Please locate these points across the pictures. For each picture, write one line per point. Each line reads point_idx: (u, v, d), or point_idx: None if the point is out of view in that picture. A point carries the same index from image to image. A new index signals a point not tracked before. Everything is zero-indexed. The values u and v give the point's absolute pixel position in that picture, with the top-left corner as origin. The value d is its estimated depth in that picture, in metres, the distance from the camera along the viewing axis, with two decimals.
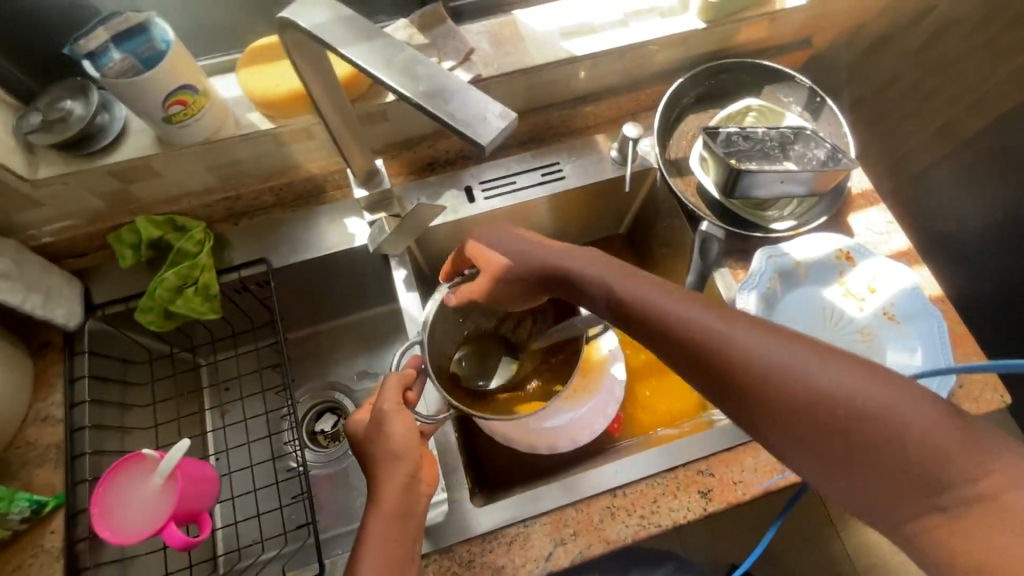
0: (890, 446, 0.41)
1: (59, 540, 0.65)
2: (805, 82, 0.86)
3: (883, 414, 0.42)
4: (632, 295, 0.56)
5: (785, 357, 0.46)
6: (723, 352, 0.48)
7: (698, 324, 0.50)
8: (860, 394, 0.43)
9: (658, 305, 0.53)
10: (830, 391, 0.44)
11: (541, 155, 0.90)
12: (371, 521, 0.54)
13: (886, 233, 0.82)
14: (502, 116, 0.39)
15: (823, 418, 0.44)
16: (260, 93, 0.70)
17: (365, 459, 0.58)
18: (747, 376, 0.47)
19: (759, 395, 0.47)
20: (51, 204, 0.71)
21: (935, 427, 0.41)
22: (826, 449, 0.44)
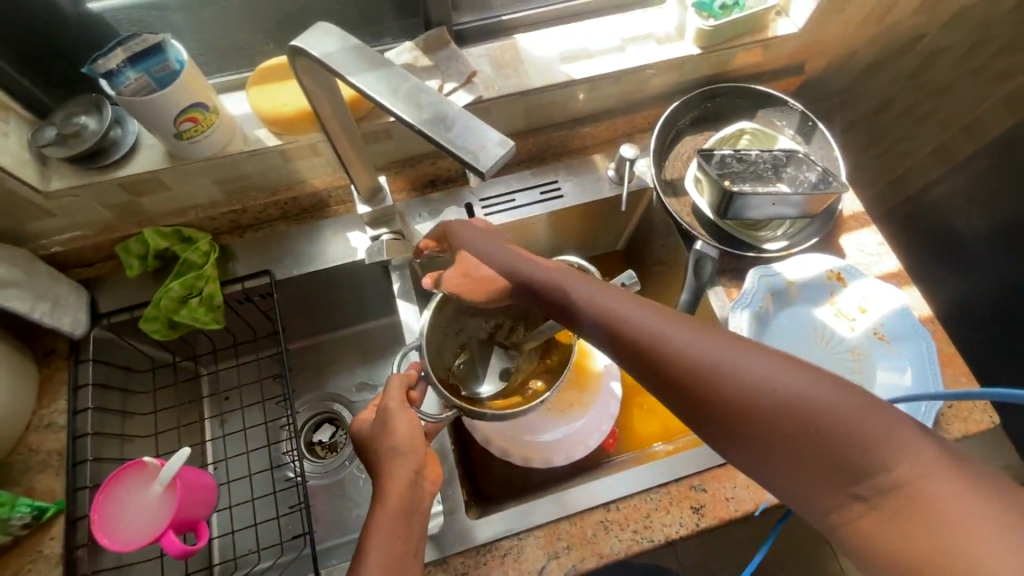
0: (829, 450, 0.40)
1: (58, 546, 0.66)
2: (797, 107, 0.89)
3: (826, 418, 0.40)
4: (575, 295, 0.53)
5: (726, 361, 0.44)
6: (653, 350, 0.46)
7: (641, 325, 0.48)
8: (801, 396, 0.41)
9: (601, 304, 0.50)
10: (772, 395, 0.42)
11: (540, 174, 0.92)
12: (376, 511, 0.53)
13: (877, 254, 0.84)
14: (500, 143, 0.41)
15: (766, 423, 0.42)
16: (269, 112, 0.72)
17: (370, 457, 0.59)
18: (689, 379, 0.45)
19: (705, 400, 0.44)
20: (62, 215, 0.73)
21: (878, 427, 0.39)
22: (767, 455, 0.42)
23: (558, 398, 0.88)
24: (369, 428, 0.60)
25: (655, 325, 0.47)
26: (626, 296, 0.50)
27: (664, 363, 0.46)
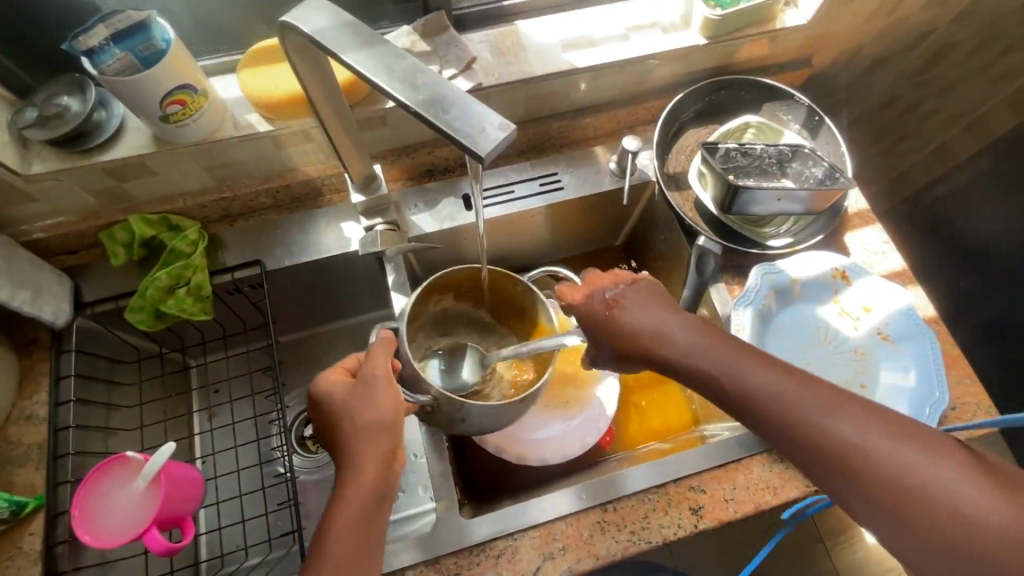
0: (939, 517, 0.43)
1: (37, 542, 0.64)
2: (803, 100, 0.87)
3: (929, 486, 0.44)
4: (681, 349, 0.57)
5: (843, 426, 0.47)
6: (796, 425, 0.49)
7: (754, 384, 0.52)
8: (905, 459, 0.45)
9: (708, 360, 0.55)
10: (879, 460, 0.45)
11: (540, 165, 0.90)
12: (342, 499, 0.52)
13: (882, 253, 0.83)
14: (501, 127, 0.39)
15: (870, 484, 0.45)
16: (262, 95, 0.69)
17: (342, 427, 0.55)
18: (800, 436, 0.49)
19: (804, 456, 0.49)
20: (44, 199, 0.71)
21: (984, 497, 0.42)
22: (878, 515, 0.46)
23: (552, 396, 0.87)
24: (344, 392, 0.56)
25: (769, 384, 0.51)
26: (736, 353, 0.54)
27: (774, 423, 0.50)
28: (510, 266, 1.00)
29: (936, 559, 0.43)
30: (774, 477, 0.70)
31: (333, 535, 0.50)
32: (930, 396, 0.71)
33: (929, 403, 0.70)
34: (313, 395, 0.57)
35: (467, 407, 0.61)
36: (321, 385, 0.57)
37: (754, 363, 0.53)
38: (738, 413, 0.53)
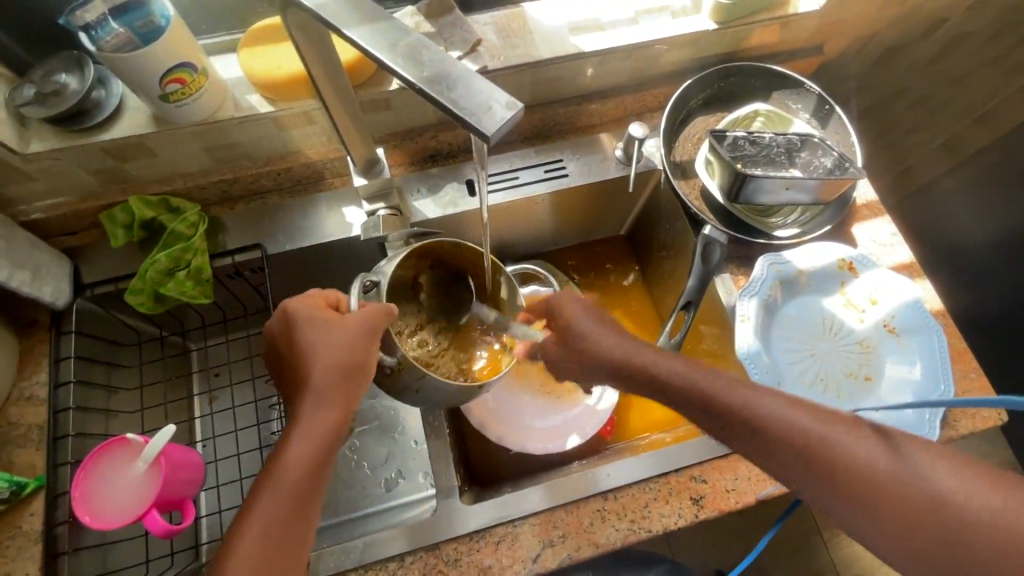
0: (896, 499, 0.48)
1: (38, 523, 0.64)
2: (813, 88, 0.85)
3: (880, 472, 0.49)
4: (651, 368, 0.61)
5: (799, 423, 0.53)
6: (727, 410, 0.56)
7: (720, 396, 0.57)
8: (853, 449, 0.50)
9: (676, 377, 0.60)
10: (835, 453, 0.51)
11: (545, 151, 0.88)
12: (300, 438, 0.54)
13: (890, 245, 0.82)
14: (508, 106, 0.38)
15: (833, 477, 0.50)
16: (262, 74, 0.68)
17: (309, 365, 0.56)
18: (767, 442, 0.54)
19: (775, 460, 0.53)
20: (43, 179, 0.70)
21: (930, 472, 0.47)
22: (848, 505, 0.50)
23: (553, 385, 0.87)
24: (319, 329, 0.58)
25: (731, 395, 0.56)
26: (699, 369, 0.60)
27: (743, 433, 0.55)
28: (512, 254, 0.99)
29: (905, 539, 0.47)
30: None
31: (283, 469, 0.52)
32: (934, 389, 0.71)
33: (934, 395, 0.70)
34: (288, 314, 0.59)
35: (430, 377, 0.57)
36: (299, 309, 0.59)
37: (717, 378, 0.58)
38: (710, 427, 0.58)
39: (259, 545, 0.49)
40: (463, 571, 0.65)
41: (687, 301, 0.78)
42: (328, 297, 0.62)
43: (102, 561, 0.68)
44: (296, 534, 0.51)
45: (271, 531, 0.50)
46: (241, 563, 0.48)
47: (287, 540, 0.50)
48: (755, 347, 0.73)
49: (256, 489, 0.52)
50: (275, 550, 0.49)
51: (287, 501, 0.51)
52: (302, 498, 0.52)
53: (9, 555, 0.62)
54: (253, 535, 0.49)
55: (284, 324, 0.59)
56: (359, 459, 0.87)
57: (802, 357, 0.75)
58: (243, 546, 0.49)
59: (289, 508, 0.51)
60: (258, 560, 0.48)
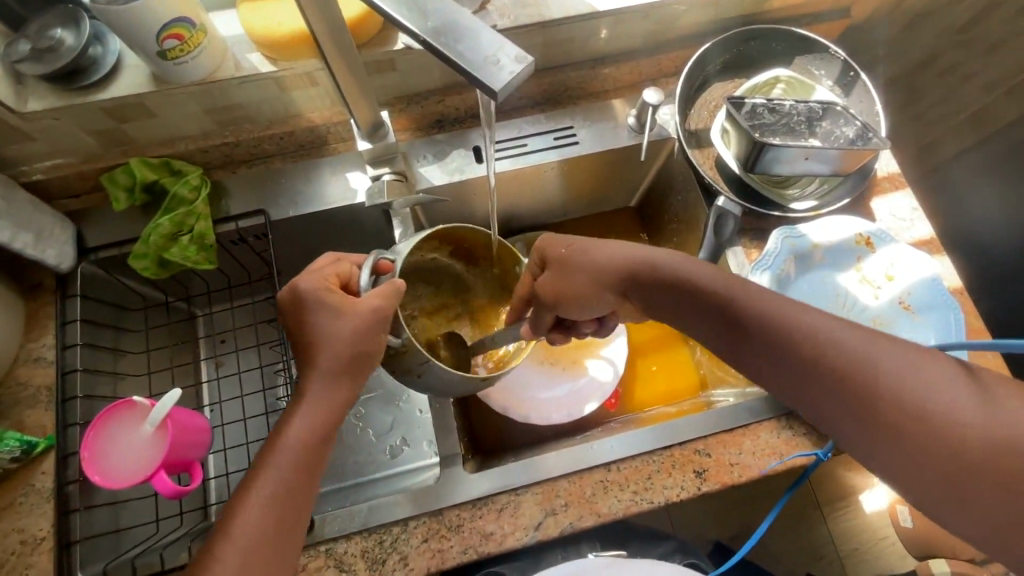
0: (968, 440, 0.40)
1: (50, 481, 0.65)
2: (838, 53, 0.81)
3: (950, 406, 0.42)
4: (683, 282, 0.56)
5: (858, 349, 0.46)
6: (742, 314, 0.52)
7: (766, 315, 0.51)
8: (920, 379, 0.43)
9: (716, 290, 0.55)
10: (898, 383, 0.44)
11: (555, 117, 0.85)
12: (305, 417, 0.53)
13: (910, 220, 0.79)
14: (519, 60, 0.36)
15: (891, 410, 0.43)
16: (263, 32, 0.65)
17: (319, 346, 0.54)
18: (818, 364, 0.47)
19: (819, 387, 0.47)
20: (42, 138, 0.68)
21: (1019, 419, 0.39)
22: (858, 422, 0.46)
23: (560, 355, 0.87)
24: (328, 314, 0.54)
25: (779, 312, 0.51)
26: (743, 285, 0.54)
27: (786, 351, 0.49)
28: (519, 224, 0.98)
29: (926, 460, 0.42)
30: (782, 443, 0.70)
31: (288, 447, 0.51)
32: None
33: None
34: (297, 293, 0.56)
35: (432, 364, 0.53)
36: (306, 289, 0.55)
37: (767, 294, 0.53)
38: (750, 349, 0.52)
39: (264, 517, 0.49)
40: (465, 536, 0.66)
41: None
42: (339, 273, 0.59)
43: (114, 518, 0.70)
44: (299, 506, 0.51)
45: (278, 505, 0.50)
46: (247, 532, 0.48)
47: (290, 512, 0.50)
48: None
49: (261, 461, 0.51)
50: (280, 522, 0.50)
51: (292, 475, 0.51)
52: (307, 472, 0.52)
53: (24, 511, 0.64)
54: (256, 507, 0.49)
55: (295, 301, 0.56)
56: (364, 426, 0.89)
57: None
58: (250, 518, 0.48)
59: (294, 483, 0.51)
60: (264, 530, 0.48)
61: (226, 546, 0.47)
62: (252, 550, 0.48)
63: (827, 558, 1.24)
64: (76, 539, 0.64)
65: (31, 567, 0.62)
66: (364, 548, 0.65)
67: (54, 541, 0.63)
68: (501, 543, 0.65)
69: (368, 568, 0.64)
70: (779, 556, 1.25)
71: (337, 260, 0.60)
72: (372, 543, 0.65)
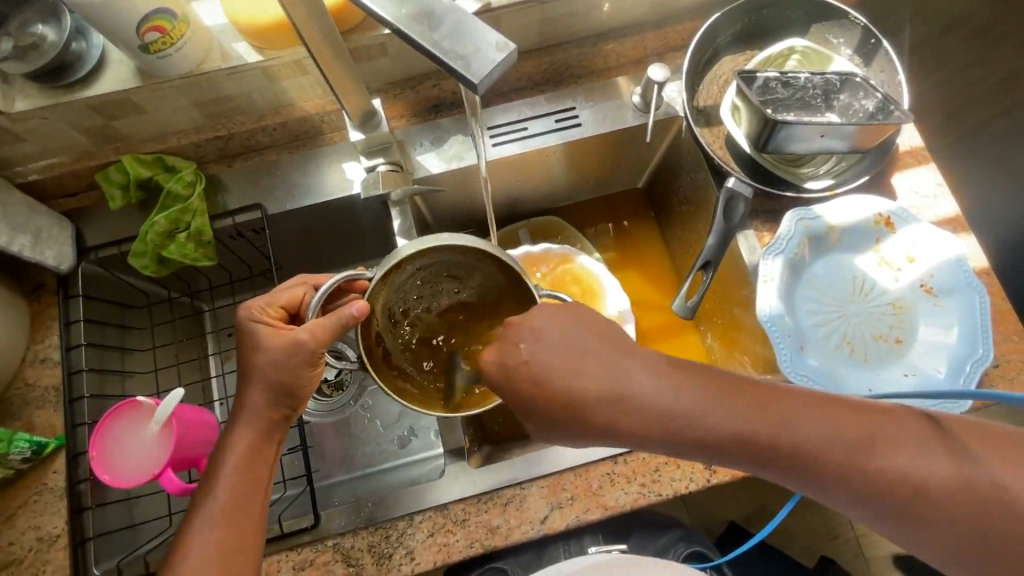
0: (956, 506, 0.42)
1: (61, 479, 0.66)
2: (859, 20, 0.76)
3: (928, 478, 0.42)
4: (643, 401, 0.49)
5: (815, 432, 0.45)
6: (699, 421, 0.48)
7: (746, 427, 0.47)
8: (897, 456, 0.43)
9: (661, 393, 0.49)
10: (883, 467, 0.43)
11: (557, 98, 0.82)
12: (242, 434, 0.56)
13: (934, 197, 0.75)
14: (500, 48, 0.34)
15: (887, 495, 0.43)
16: (246, 21, 0.62)
17: (245, 374, 0.56)
18: (812, 469, 0.45)
19: (820, 485, 0.46)
20: (33, 138, 0.68)
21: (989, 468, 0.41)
22: (850, 498, 0.45)
23: None
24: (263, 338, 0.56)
25: (730, 408, 0.47)
26: (707, 389, 0.49)
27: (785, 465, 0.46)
28: (523, 210, 0.95)
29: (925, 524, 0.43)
30: None
31: (224, 470, 0.54)
32: (972, 353, 0.65)
33: (969, 360, 0.65)
34: (239, 327, 0.57)
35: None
36: (247, 323, 0.57)
37: (737, 402, 0.48)
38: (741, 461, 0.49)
39: (209, 542, 0.52)
40: (471, 530, 0.65)
41: (706, 259, 0.74)
42: (286, 303, 0.59)
43: (128, 513, 0.71)
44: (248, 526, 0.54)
45: (220, 528, 0.53)
46: (194, 557, 0.51)
47: (235, 534, 0.53)
48: (777, 308, 0.69)
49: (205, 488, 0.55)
50: (226, 542, 0.52)
51: (231, 498, 0.54)
52: (247, 492, 0.54)
53: (38, 509, 0.65)
54: (202, 533, 0.52)
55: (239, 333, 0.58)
56: (372, 417, 0.88)
57: (831, 320, 0.70)
58: (196, 544, 0.52)
59: (235, 504, 0.54)
60: (212, 553, 0.52)
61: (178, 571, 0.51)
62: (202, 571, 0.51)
63: (842, 538, 1.23)
64: (89, 536, 0.65)
65: (48, 564, 0.63)
66: (371, 543, 0.65)
67: (68, 539, 0.64)
68: (507, 536, 0.65)
69: (375, 562, 0.64)
70: (795, 536, 1.24)
71: (288, 287, 0.60)
72: (378, 537, 0.65)
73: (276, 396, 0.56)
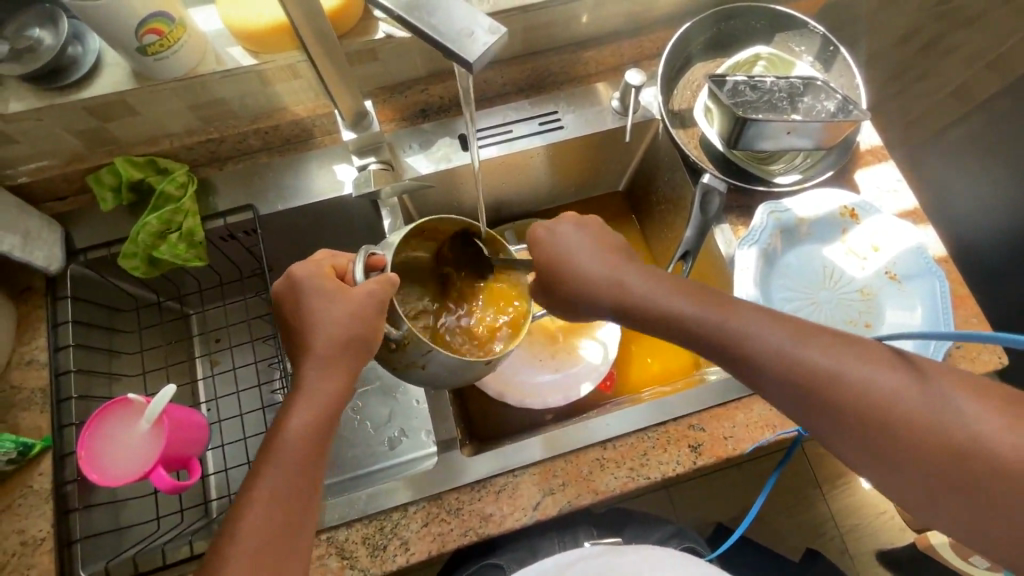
0: (922, 437, 0.43)
1: (47, 481, 0.65)
2: (818, 29, 0.82)
3: (899, 410, 0.44)
4: (645, 299, 0.56)
5: (805, 354, 0.47)
6: (698, 321, 0.53)
7: (735, 328, 0.51)
8: (872, 384, 0.45)
9: (671, 301, 0.55)
10: (849, 378, 0.46)
11: (539, 103, 0.86)
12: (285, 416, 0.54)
13: (894, 191, 0.80)
14: (491, 32, 0.39)
15: (848, 409, 0.46)
16: (242, 26, 0.65)
17: (318, 330, 0.55)
18: (780, 371, 0.48)
19: (796, 403, 0.48)
20: (26, 140, 0.69)
21: (956, 406, 0.43)
22: (839, 427, 0.46)
23: (548, 344, 0.88)
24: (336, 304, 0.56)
25: (726, 317, 0.52)
26: (714, 302, 0.53)
27: (764, 373, 0.49)
28: (507, 213, 0.98)
29: (913, 458, 0.43)
30: (775, 417, 0.70)
31: (285, 444, 0.52)
32: (935, 333, 0.70)
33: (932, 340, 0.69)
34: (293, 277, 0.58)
35: (420, 353, 0.56)
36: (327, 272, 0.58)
37: (734, 308, 0.52)
38: (727, 363, 0.52)
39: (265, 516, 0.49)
40: (465, 519, 0.66)
41: (685, 250, 0.77)
42: (335, 265, 0.60)
43: (114, 517, 0.70)
44: (305, 499, 0.52)
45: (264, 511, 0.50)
46: (238, 549, 0.48)
47: (295, 510, 0.51)
48: (754, 296, 0.73)
49: (257, 468, 0.52)
50: (269, 527, 0.49)
51: (292, 469, 0.52)
52: (296, 475, 0.52)
53: (22, 513, 0.64)
54: (249, 521, 0.49)
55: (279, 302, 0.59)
56: (362, 418, 0.86)
57: (803, 305, 0.74)
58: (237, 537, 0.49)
59: (277, 490, 0.51)
60: (264, 536, 0.49)
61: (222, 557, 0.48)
62: (262, 543, 0.49)
63: (826, 535, 1.25)
64: (76, 538, 0.64)
65: (32, 568, 0.62)
66: (365, 535, 0.65)
67: (54, 542, 0.63)
68: (500, 524, 0.66)
69: (370, 554, 0.65)
70: (780, 534, 1.26)
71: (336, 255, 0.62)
72: (373, 529, 0.65)
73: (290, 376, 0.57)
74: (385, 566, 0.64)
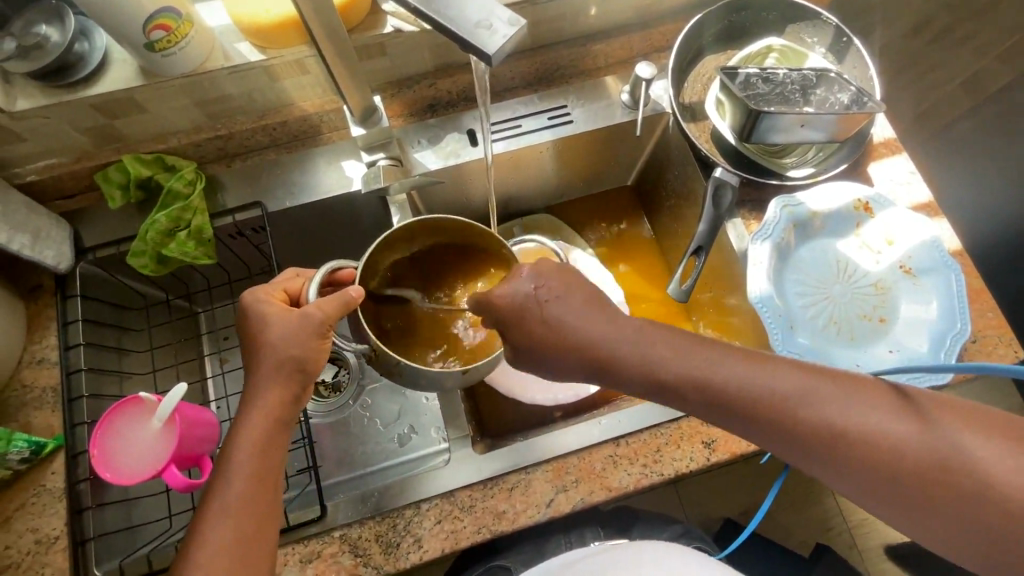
0: (932, 481, 0.43)
1: (60, 480, 0.65)
2: (831, 20, 0.81)
3: (907, 455, 0.44)
4: (630, 354, 0.52)
5: (805, 405, 0.47)
6: (692, 375, 0.50)
7: (731, 380, 0.49)
8: (877, 431, 0.45)
9: (658, 355, 0.52)
10: (853, 429, 0.45)
11: (548, 97, 0.85)
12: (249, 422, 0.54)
13: (908, 184, 0.79)
14: (511, 24, 0.39)
15: (857, 458, 0.45)
16: (250, 21, 0.64)
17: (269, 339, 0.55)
18: (787, 428, 0.47)
19: (801, 452, 0.48)
20: (34, 138, 0.68)
21: (967, 448, 0.42)
22: (847, 473, 0.46)
23: None
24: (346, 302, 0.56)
25: (718, 369, 0.50)
26: (705, 352, 0.50)
27: (765, 426, 0.48)
28: (515, 209, 0.97)
29: (923, 500, 0.44)
30: None
31: (238, 459, 0.53)
32: (951, 328, 0.69)
33: (948, 335, 0.68)
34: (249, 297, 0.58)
35: None
36: None
37: (739, 363, 0.49)
38: (724, 417, 0.50)
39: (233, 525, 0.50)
40: (478, 516, 0.66)
41: (698, 245, 0.76)
42: (287, 289, 0.61)
43: (126, 516, 0.70)
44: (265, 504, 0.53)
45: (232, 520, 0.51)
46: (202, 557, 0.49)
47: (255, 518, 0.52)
48: (768, 291, 0.72)
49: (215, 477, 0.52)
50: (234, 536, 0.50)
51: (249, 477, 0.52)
52: (256, 483, 0.52)
53: (37, 511, 0.64)
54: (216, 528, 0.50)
55: (241, 313, 0.59)
56: (372, 416, 0.86)
57: (816, 301, 0.73)
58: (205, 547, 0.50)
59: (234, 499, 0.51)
60: (228, 547, 0.50)
61: (194, 563, 0.49)
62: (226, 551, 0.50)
63: (836, 529, 1.24)
64: (89, 537, 0.64)
65: (47, 566, 0.62)
66: (378, 532, 0.65)
67: (68, 540, 0.63)
68: (514, 521, 0.66)
69: (383, 551, 0.64)
70: (789, 529, 1.26)
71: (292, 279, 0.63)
72: (386, 527, 0.65)
73: (301, 373, 0.56)
74: (398, 564, 0.64)
